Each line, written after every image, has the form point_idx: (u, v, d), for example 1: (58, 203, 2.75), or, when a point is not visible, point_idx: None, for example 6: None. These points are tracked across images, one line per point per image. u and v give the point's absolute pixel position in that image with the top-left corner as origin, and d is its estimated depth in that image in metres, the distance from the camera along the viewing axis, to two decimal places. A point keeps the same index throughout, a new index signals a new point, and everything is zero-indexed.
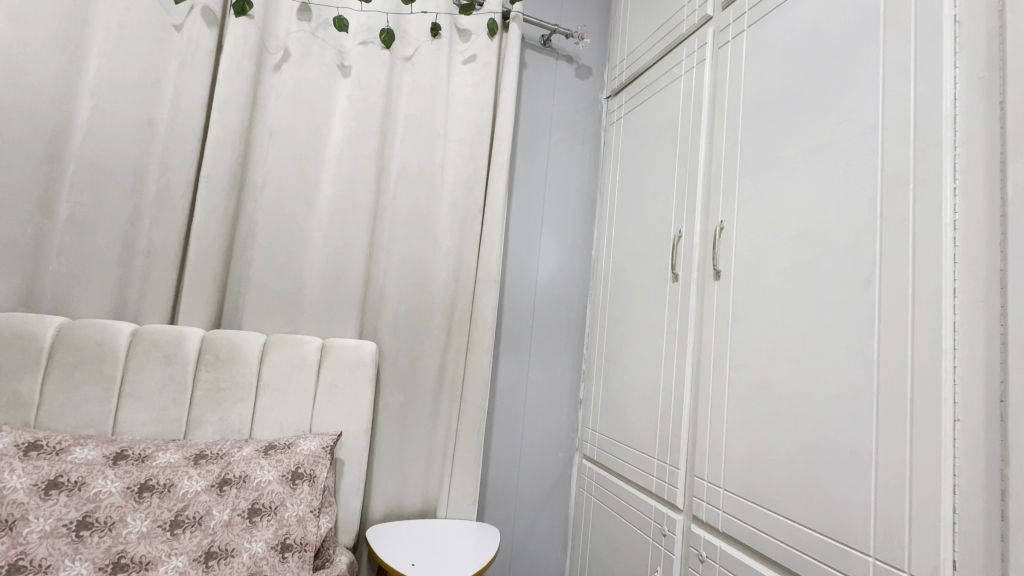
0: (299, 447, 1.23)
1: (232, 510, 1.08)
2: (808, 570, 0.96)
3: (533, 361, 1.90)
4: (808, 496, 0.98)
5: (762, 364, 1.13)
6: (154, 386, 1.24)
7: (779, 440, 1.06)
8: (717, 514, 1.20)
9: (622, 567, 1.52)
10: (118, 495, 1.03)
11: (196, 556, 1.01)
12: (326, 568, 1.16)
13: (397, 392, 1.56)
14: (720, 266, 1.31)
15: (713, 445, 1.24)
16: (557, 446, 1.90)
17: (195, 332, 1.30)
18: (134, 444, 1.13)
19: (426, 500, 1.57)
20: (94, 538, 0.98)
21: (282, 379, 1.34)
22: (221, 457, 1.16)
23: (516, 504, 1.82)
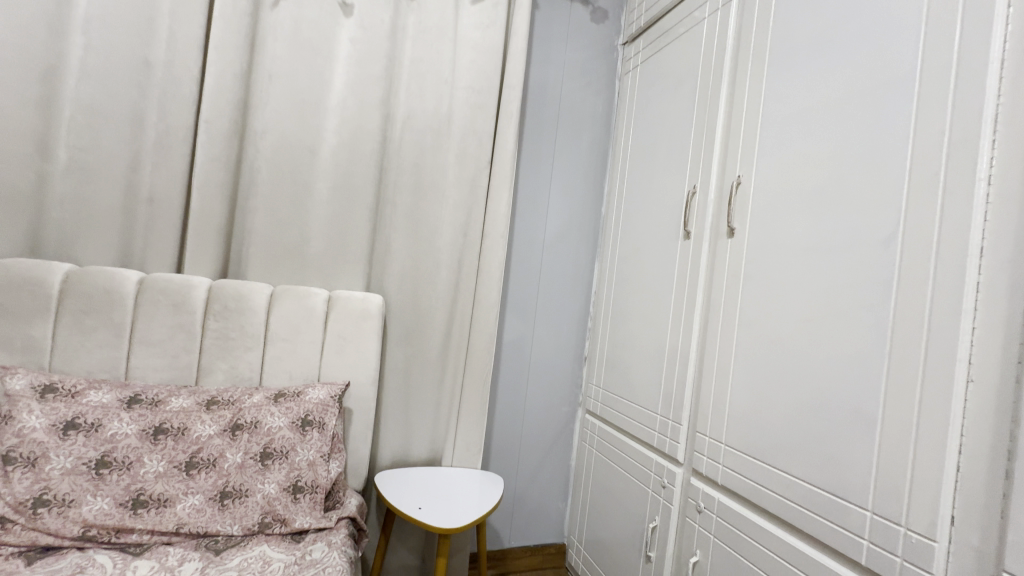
0: (308, 395, 1.25)
1: (245, 453, 1.12)
2: (804, 521, 0.99)
3: (539, 318, 1.90)
4: (810, 453, 0.99)
5: (772, 323, 1.12)
6: (164, 334, 1.25)
7: (785, 398, 1.06)
8: (717, 467, 1.22)
9: (621, 516, 1.57)
10: (134, 437, 1.06)
11: (212, 495, 1.06)
12: (337, 508, 1.22)
13: (403, 344, 1.57)
14: (735, 223, 1.27)
15: (717, 402, 1.25)
16: (561, 400, 1.93)
17: (201, 281, 1.30)
18: (147, 389, 1.15)
19: (433, 449, 1.61)
20: (113, 476, 1.01)
21: (289, 330, 1.35)
22: (233, 403, 1.18)
23: (519, 455, 1.87)
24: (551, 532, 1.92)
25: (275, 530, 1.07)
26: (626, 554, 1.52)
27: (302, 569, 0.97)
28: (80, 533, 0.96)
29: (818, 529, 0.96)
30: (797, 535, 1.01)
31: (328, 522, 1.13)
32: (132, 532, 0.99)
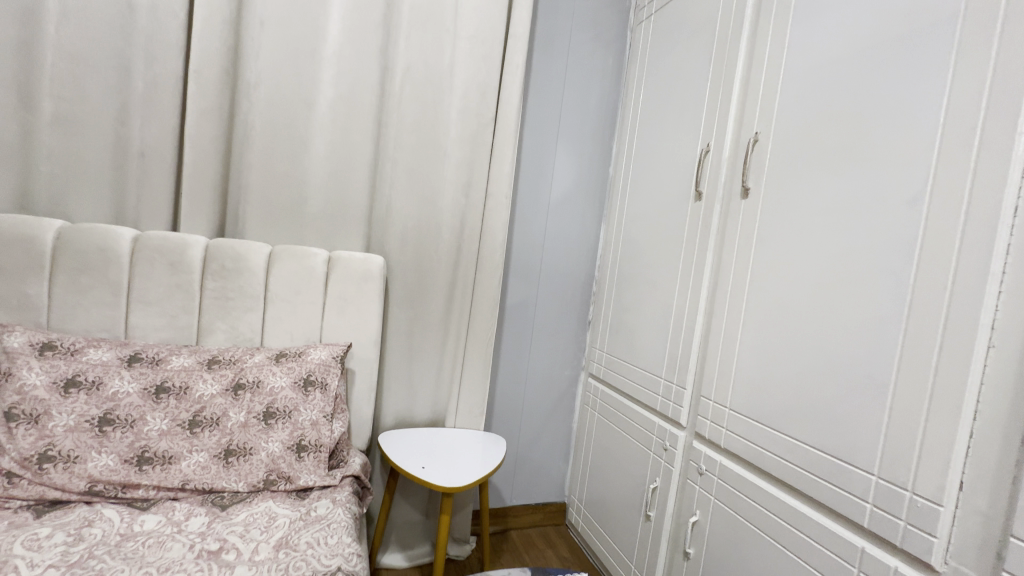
0: (309, 355, 1.24)
1: (248, 412, 1.12)
2: (807, 484, 0.99)
3: (543, 281, 1.87)
4: (817, 418, 0.98)
5: (783, 288, 1.08)
6: (162, 293, 1.23)
7: (794, 363, 1.04)
8: (720, 431, 1.22)
9: (621, 477, 1.60)
10: (136, 395, 1.06)
11: (216, 453, 1.07)
12: (341, 467, 1.23)
13: (406, 307, 1.55)
14: (749, 183, 1.22)
15: (723, 366, 1.24)
16: (563, 364, 1.93)
17: (198, 240, 1.26)
18: (148, 348, 1.14)
19: (436, 410, 1.62)
20: (117, 434, 1.01)
21: (289, 290, 1.33)
22: (234, 363, 1.17)
23: (522, 417, 1.89)
24: (552, 492, 1.96)
25: (279, 487, 1.08)
26: (625, 514, 1.55)
27: (307, 524, 0.98)
28: (86, 488, 0.96)
29: (821, 492, 0.96)
30: (799, 498, 1.02)
31: (333, 480, 1.14)
32: (138, 487, 1.00)
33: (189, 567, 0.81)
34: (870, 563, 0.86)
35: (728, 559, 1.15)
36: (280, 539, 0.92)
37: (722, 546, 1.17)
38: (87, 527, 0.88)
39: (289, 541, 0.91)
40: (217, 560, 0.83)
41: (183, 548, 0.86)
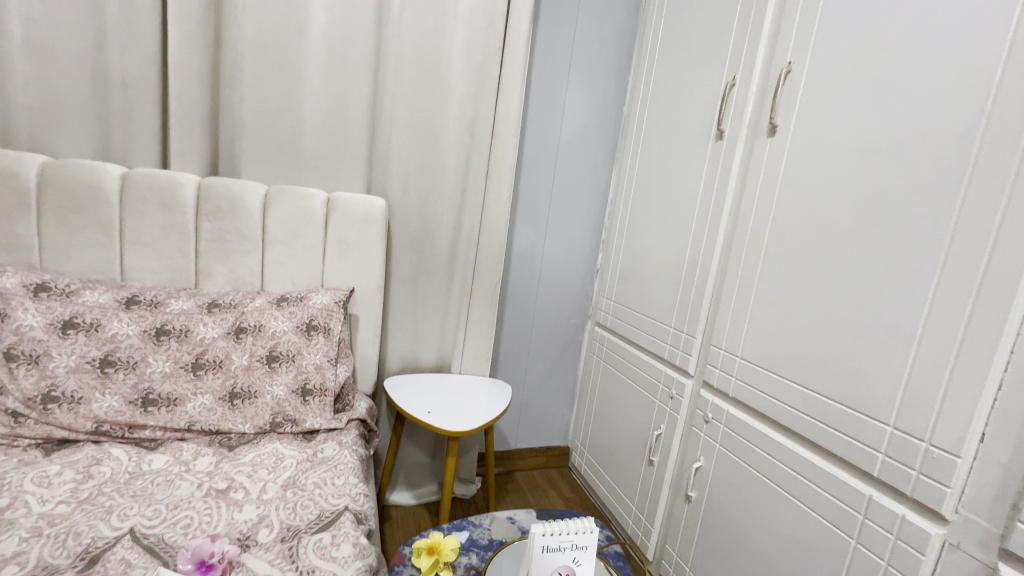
0: (311, 300, 1.21)
1: (251, 356, 1.11)
2: (817, 433, 0.97)
3: (551, 228, 1.80)
4: (834, 368, 0.95)
5: (807, 233, 1.02)
6: (157, 235, 1.18)
7: (814, 312, 1.00)
8: (729, 380, 1.21)
9: (626, 423, 1.61)
10: (136, 337, 1.04)
11: (221, 395, 1.07)
12: (346, 411, 1.23)
13: (410, 252, 1.50)
14: (777, 120, 1.13)
15: (736, 315, 1.20)
16: (570, 312, 1.91)
17: (190, 178, 1.20)
18: (145, 291, 1.11)
19: (441, 357, 1.61)
20: (120, 375, 1.01)
21: (288, 233, 1.28)
22: (235, 307, 1.15)
23: (527, 365, 1.88)
24: (556, 436, 2.00)
25: (286, 429, 1.09)
26: (629, 458, 1.57)
27: (314, 464, 0.98)
28: (93, 428, 0.96)
29: (831, 441, 0.95)
30: (807, 447, 1.01)
31: (339, 423, 1.14)
32: (145, 428, 1.00)
33: (197, 505, 0.81)
34: (876, 510, 0.86)
35: (731, 502, 1.16)
36: (288, 480, 0.92)
37: (726, 491, 1.18)
38: (95, 465, 0.88)
39: (296, 481, 0.92)
40: (226, 499, 0.84)
41: (191, 486, 0.86)
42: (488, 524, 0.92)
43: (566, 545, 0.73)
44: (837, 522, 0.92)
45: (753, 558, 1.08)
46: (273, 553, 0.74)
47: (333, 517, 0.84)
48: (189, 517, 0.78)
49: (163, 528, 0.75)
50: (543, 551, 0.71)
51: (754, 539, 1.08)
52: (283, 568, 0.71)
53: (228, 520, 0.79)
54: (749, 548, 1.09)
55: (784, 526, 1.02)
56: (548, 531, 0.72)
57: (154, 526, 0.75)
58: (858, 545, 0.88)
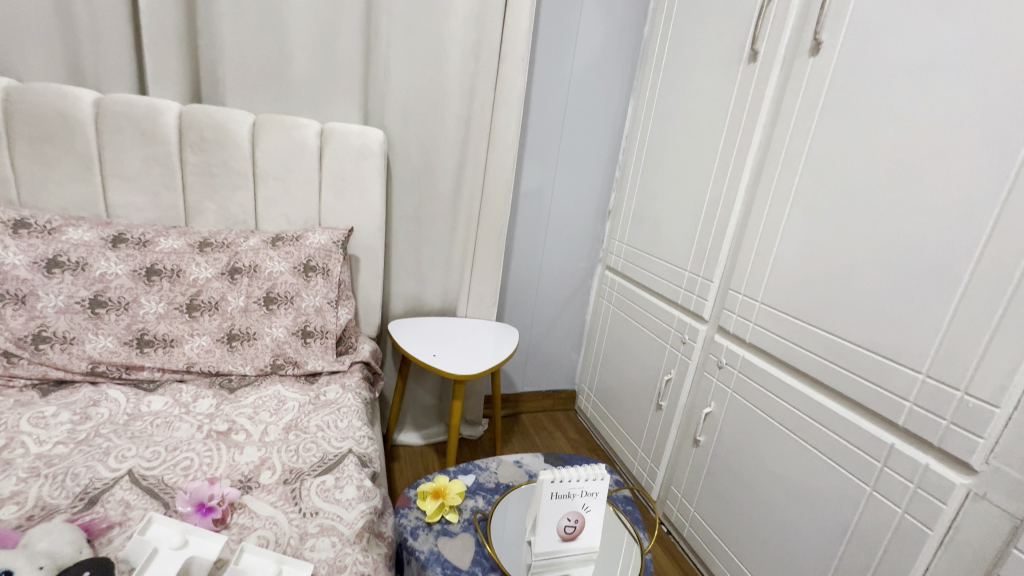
0: (308, 240, 1.15)
1: (247, 297, 1.07)
2: (839, 381, 0.93)
3: (562, 165, 1.69)
4: (865, 313, 0.89)
5: (848, 166, 0.93)
6: (140, 168, 1.09)
7: (848, 254, 0.92)
8: (746, 325, 1.15)
9: (634, 368, 1.58)
10: (126, 278, 0.99)
11: (218, 337, 1.03)
12: (349, 354, 1.20)
13: (412, 190, 1.42)
14: (822, 36, 0.99)
15: (759, 257, 1.13)
16: (580, 256, 1.84)
17: (170, 105, 1.10)
18: (132, 228, 1.05)
19: (446, 300, 1.57)
20: (112, 316, 0.97)
21: (280, 168, 1.19)
22: (228, 246, 1.09)
23: (535, 309, 1.84)
24: (563, 380, 2.00)
25: (287, 371, 1.06)
26: (636, 403, 1.56)
27: (317, 407, 0.96)
28: (89, 369, 0.93)
29: (854, 388, 0.90)
30: (827, 394, 0.97)
31: (341, 366, 1.12)
32: (142, 369, 0.97)
33: (197, 446, 0.80)
34: (898, 459, 0.83)
35: (741, 447, 1.14)
36: (290, 422, 0.90)
37: (736, 437, 1.16)
38: (93, 406, 0.86)
39: (298, 424, 0.90)
40: (226, 440, 0.82)
41: (191, 428, 0.84)
42: (494, 467, 0.90)
43: (575, 491, 0.71)
44: (852, 469, 0.90)
45: (762, 500, 1.08)
46: (276, 495, 0.72)
47: (337, 460, 0.82)
48: (189, 459, 0.77)
49: (163, 470, 0.74)
50: (552, 497, 0.70)
51: (763, 483, 1.08)
52: (286, 510, 0.70)
53: (229, 462, 0.78)
54: (758, 491, 1.09)
55: (796, 471, 1.00)
56: (558, 478, 0.70)
57: (153, 467, 0.74)
58: (874, 492, 0.86)
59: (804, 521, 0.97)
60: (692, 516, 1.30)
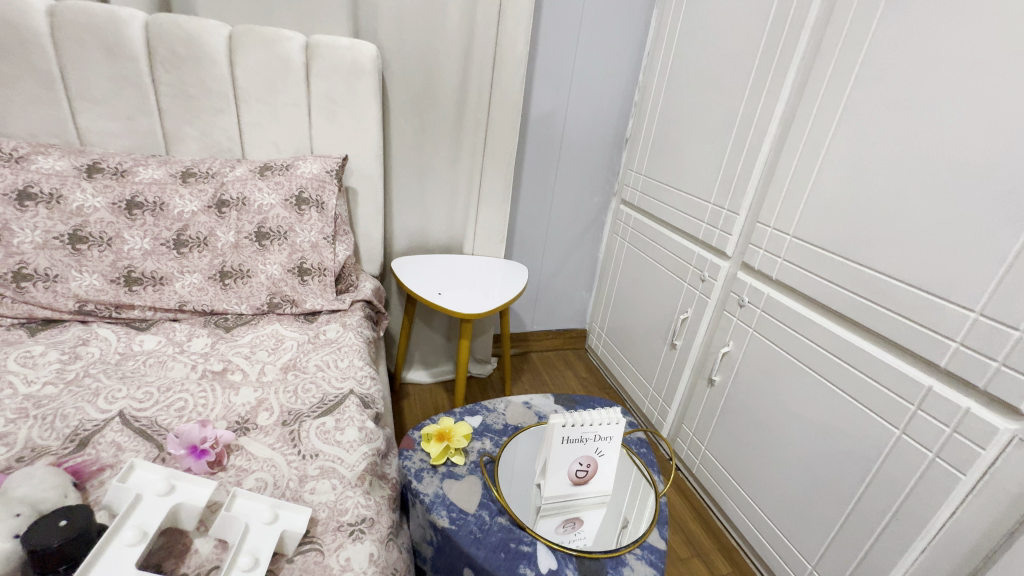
0: (299, 169, 1.06)
1: (237, 233, 1.00)
2: (877, 320, 0.86)
3: (576, 87, 1.54)
4: (916, 245, 0.80)
5: (912, 74, 0.79)
6: (109, 89, 0.99)
7: (901, 178, 0.82)
8: (774, 261, 1.07)
9: (649, 307, 1.52)
10: (106, 212, 0.92)
11: (210, 275, 0.98)
12: (350, 292, 1.14)
13: (411, 115, 1.29)
14: None
15: (795, 185, 1.02)
16: (593, 190, 1.72)
17: (133, 15, 0.96)
18: (107, 157, 0.96)
19: (451, 236, 1.49)
20: (95, 253, 0.91)
21: (265, 88, 1.08)
22: (213, 177, 1.01)
23: (545, 247, 1.76)
24: (573, 319, 1.95)
25: (286, 310, 1.02)
26: (649, 342, 1.51)
27: (317, 347, 0.92)
28: (77, 308, 0.89)
29: (892, 328, 0.83)
30: (861, 334, 0.90)
31: (342, 305, 1.07)
32: (133, 307, 0.93)
33: (191, 387, 0.76)
34: (935, 403, 0.77)
35: (760, 388, 1.10)
36: (288, 362, 0.86)
37: (754, 377, 1.12)
38: (82, 346, 0.82)
39: (297, 364, 0.86)
40: (221, 381, 0.79)
41: (185, 368, 0.81)
42: (502, 409, 0.86)
43: (588, 436, 0.67)
44: (881, 412, 0.85)
45: (777, 440, 1.05)
46: (274, 437, 0.69)
47: (337, 401, 0.78)
48: (183, 400, 0.73)
49: (156, 411, 0.71)
50: (563, 441, 0.66)
51: (780, 423, 1.04)
52: (285, 452, 0.67)
53: (225, 403, 0.74)
54: (774, 431, 1.06)
55: (819, 413, 0.96)
56: (569, 423, 0.66)
57: (145, 408, 0.71)
58: (903, 435, 0.81)
59: (822, 462, 0.95)
60: (703, 454, 1.29)
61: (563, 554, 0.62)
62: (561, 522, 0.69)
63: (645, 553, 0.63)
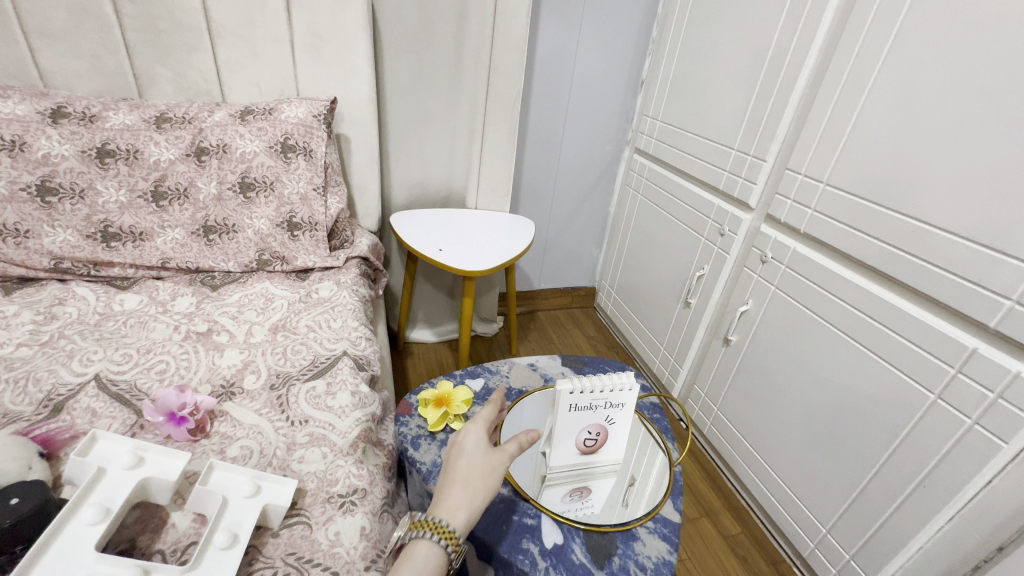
0: (283, 113, 0.97)
1: (220, 184, 0.92)
2: (919, 276, 0.78)
3: (588, 20, 1.39)
4: (975, 190, 0.70)
5: None
6: (67, 22, 0.88)
7: (963, 112, 0.71)
8: (804, 213, 0.97)
9: (662, 264, 1.44)
10: (75, 160, 0.84)
11: (194, 230, 0.92)
12: (345, 248, 1.08)
13: (407, 53, 1.17)
14: None
15: (832, 126, 0.91)
16: (605, 138, 1.60)
17: None
18: (73, 100, 0.87)
19: (453, 189, 1.40)
20: (66, 206, 0.84)
21: (241, 20, 0.97)
22: (190, 122, 0.92)
23: (553, 200, 1.66)
24: (582, 277, 1.88)
25: (276, 267, 0.96)
26: (661, 300, 1.45)
27: (309, 306, 0.86)
28: (53, 266, 0.83)
29: (935, 285, 0.76)
30: (898, 292, 0.82)
31: (335, 261, 1.01)
32: (112, 265, 0.87)
33: (173, 348, 0.71)
34: (978, 366, 0.71)
35: (780, 349, 1.03)
36: (278, 322, 0.81)
37: (774, 337, 1.05)
38: (59, 306, 0.77)
39: (287, 324, 0.81)
40: (206, 342, 0.74)
41: (168, 328, 0.76)
42: (505, 371, 0.81)
43: (598, 403, 0.62)
44: (915, 376, 0.78)
45: (796, 403, 1.00)
46: (261, 402, 0.65)
47: (329, 363, 0.73)
48: (164, 362, 0.69)
49: (135, 374, 0.66)
50: (571, 409, 0.61)
51: (800, 385, 0.99)
52: (272, 418, 0.63)
53: (209, 365, 0.70)
54: (793, 393, 1.00)
55: (844, 376, 0.90)
56: (577, 389, 0.60)
57: (124, 371, 0.66)
58: (938, 400, 0.75)
59: (844, 426, 0.89)
60: (714, 415, 1.25)
61: (569, 527, 0.58)
62: (566, 492, 0.66)
63: (658, 527, 0.59)
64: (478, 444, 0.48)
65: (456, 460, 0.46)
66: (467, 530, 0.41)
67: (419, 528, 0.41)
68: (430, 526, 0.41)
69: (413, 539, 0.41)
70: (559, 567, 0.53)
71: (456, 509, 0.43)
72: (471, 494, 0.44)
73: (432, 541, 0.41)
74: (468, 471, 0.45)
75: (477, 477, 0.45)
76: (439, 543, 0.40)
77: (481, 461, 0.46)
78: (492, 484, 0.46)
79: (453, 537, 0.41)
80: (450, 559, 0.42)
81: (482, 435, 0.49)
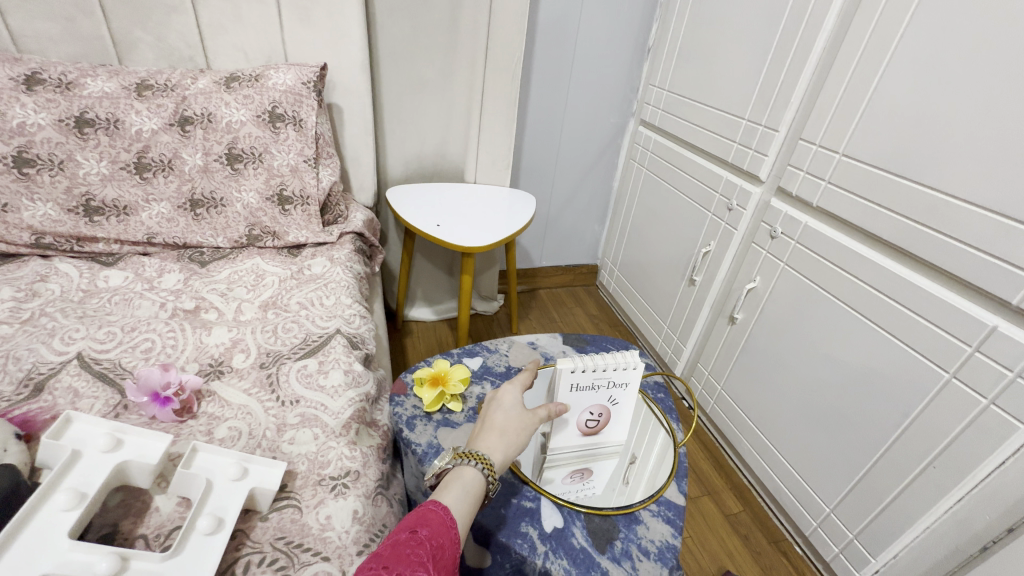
0: (270, 80, 0.92)
1: (206, 155, 0.88)
2: (938, 251, 0.74)
3: None
4: (1003, 158, 0.66)
5: None
6: None
7: (994, 73, 0.66)
8: (817, 185, 0.93)
9: (667, 240, 1.40)
10: (52, 130, 0.79)
11: (180, 204, 0.88)
12: (339, 224, 1.04)
13: (401, 16, 1.11)
14: None
15: (850, 92, 0.86)
16: (609, 109, 1.55)
17: None
18: (48, 65, 0.82)
19: (451, 162, 1.36)
20: (45, 178, 0.80)
21: None
22: (173, 90, 0.87)
23: (555, 175, 1.62)
24: (584, 254, 1.84)
25: (267, 243, 0.93)
26: (665, 278, 1.42)
27: (301, 283, 0.83)
28: (33, 241, 0.80)
29: (955, 260, 0.72)
30: (914, 268, 0.79)
31: (328, 237, 0.97)
32: (96, 240, 0.84)
33: (158, 326, 0.69)
34: (997, 345, 0.68)
35: (789, 327, 1.00)
36: (269, 299, 0.78)
37: (782, 315, 1.02)
38: (40, 283, 0.74)
39: (278, 302, 0.78)
40: (193, 320, 0.71)
41: (154, 306, 0.73)
42: (505, 350, 0.79)
43: (601, 383, 0.59)
44: (930, 355, 0.75)
45: (802, 382, 0.98)
46: (249, 381, 0.62)
47: (322, 341, 0.71)
48: (150, 341, 0.66)
49: (120, 352, 0.64)
50: (572, 389, 0.58)
51: (808, 364, 0.96)
52: (262, 398, 0.60)
53: (197, 344, 0.67)
54: (800, 371, 0.98)
55: (855, 354, 0.87)
56: (579, 368, 0.58)
57: (108, 350, 0.64)
58: (953, 379, 0.73)
59: (852, 405, 0.87)
60: (718, 393, 1.23)
61: (570, 510, 0.56)
62: (565, 474, 0.64)
63: (662, 509, 0.58)
64: (515, 403, 0.52)
65: (495, 412, 0.51)
66: (504, 465, 0.46)
67: (466, 456, 0.45)
68: (475, 456, 0.45)
69: (458, 466, 0.46)
70: (559, 551, 0.52)
71: (494, 449, 0.47)
72: (507, 441, 0.48)
73: (475, 469, 0.45)
74: (506, 423, 0.49)
75: (514, 430, 0.49)
76: (480, 470, 0.45)
77: (517, 417, 0.50)
78: (524, 439, 0.49)
79: (492, 468, 0.45)
80: (486, 490, 0.45)
81: (519, 395, 0.53)
